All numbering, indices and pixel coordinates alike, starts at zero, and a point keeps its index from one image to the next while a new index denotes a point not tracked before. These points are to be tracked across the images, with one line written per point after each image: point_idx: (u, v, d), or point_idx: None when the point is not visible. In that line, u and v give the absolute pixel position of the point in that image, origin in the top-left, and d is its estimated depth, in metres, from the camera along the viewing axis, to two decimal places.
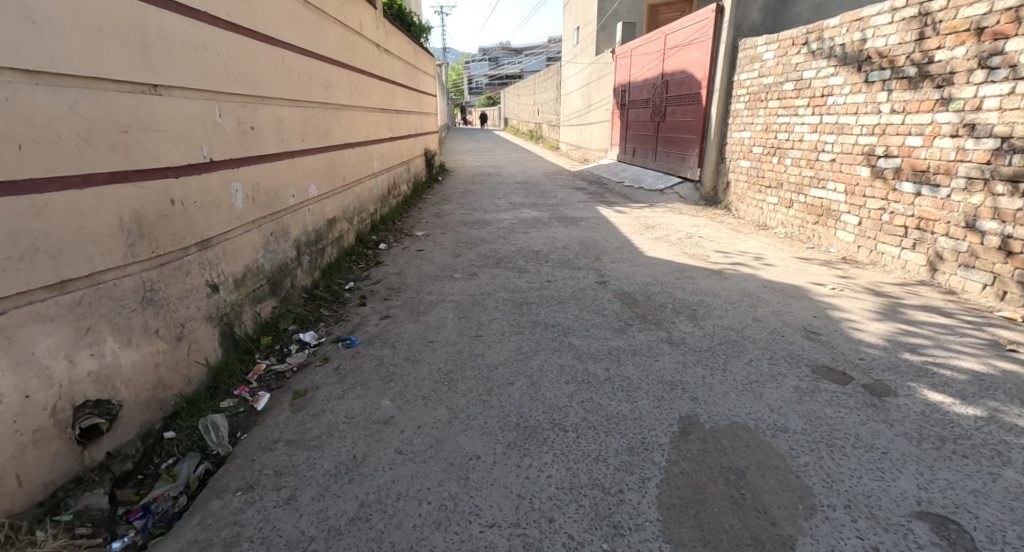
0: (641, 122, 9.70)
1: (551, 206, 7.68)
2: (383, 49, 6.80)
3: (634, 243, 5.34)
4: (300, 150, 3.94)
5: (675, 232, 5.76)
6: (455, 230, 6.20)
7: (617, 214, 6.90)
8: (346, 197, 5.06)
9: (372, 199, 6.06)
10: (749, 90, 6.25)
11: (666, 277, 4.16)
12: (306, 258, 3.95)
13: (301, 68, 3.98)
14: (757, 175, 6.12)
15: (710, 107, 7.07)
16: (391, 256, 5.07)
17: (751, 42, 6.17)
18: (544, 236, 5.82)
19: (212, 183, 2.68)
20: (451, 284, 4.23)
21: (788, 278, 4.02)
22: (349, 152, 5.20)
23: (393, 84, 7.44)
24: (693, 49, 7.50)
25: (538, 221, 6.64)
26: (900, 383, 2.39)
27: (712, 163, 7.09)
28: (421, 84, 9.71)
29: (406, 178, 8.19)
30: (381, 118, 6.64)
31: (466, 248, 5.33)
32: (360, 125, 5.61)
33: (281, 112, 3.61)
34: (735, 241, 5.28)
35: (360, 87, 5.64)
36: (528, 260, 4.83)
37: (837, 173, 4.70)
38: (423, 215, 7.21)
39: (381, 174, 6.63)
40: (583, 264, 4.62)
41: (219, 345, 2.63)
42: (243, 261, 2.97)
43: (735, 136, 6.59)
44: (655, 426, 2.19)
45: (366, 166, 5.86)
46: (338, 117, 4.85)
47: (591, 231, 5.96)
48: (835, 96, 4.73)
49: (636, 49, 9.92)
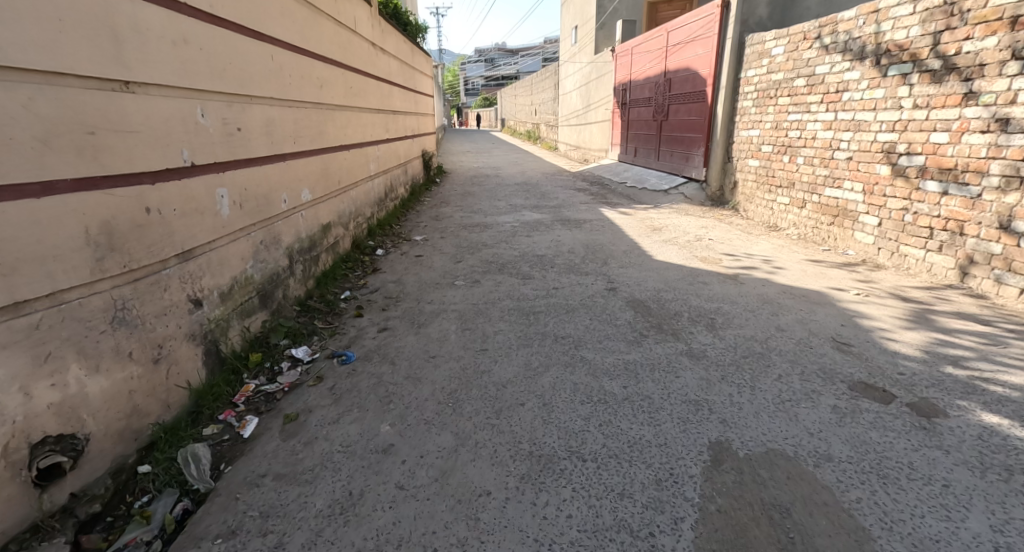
0: (643, 121, 9.50)
1: (553, 208, 7.47)
2: (378, 48, 6.59)
3: (642, 246, 5.13)
4: (292, 153, 3.72)
5: (683, 234, 5.55)
6: (455, 234, 5.99)
7: (621, 215, 6.69)
8: (341, 202, 4.85)
9: (368, 203, 5.84)
10: (757, 87, 6.05)
11: (678, 283, 3.95)
12: (299, 266, 3.73)
13: (292, 66, 3.77)
14: (766, 175, 5.92)
15: (716, 105, 6.87)
16: (389, 262, 4.85)
17: (759, 38, 5.98)
18: (548, 240, 5.62)
19: (195, 189, 2.46)
20: (453, 292, 4.02)
21: (807, 283, 3.81)
22: (343, 154, 4.99)
23: (390, 84, 7.23)
24: (698, 46, 7.30)
25: (541, 224, 6.43)
26: (948, 401, 2.19)
27: (718, 162, 6.90)
28: (417, 84, 9.50)
29: (403, 180, 7.97)
30: (377, 119, 6.43)
31: (467, 253, 5.11)
32: (355, 126, 5.39)
33: (271, 112, 3.39)
34: (747, 243, 5.07)
35: (355, 87, 5.42)
36: (532, 266, 4.62)
37: (854, 172, 4.50)
38: (421, 219, 6.99)
39: (377, 176, 6.43)
40: (591, 270, 4.41)
41: (202, 365, 2.42)
42: (229, 272, 2.76)
43: (743, 134, 6.39)
44: (683, 454, 1.98)
45: (361, 169, 5.65)
46: (332, 118, 4.64)
47: (596, 234, 5.75)
48: (851, 91, 4.53)
49: (637, 46, 9.72)
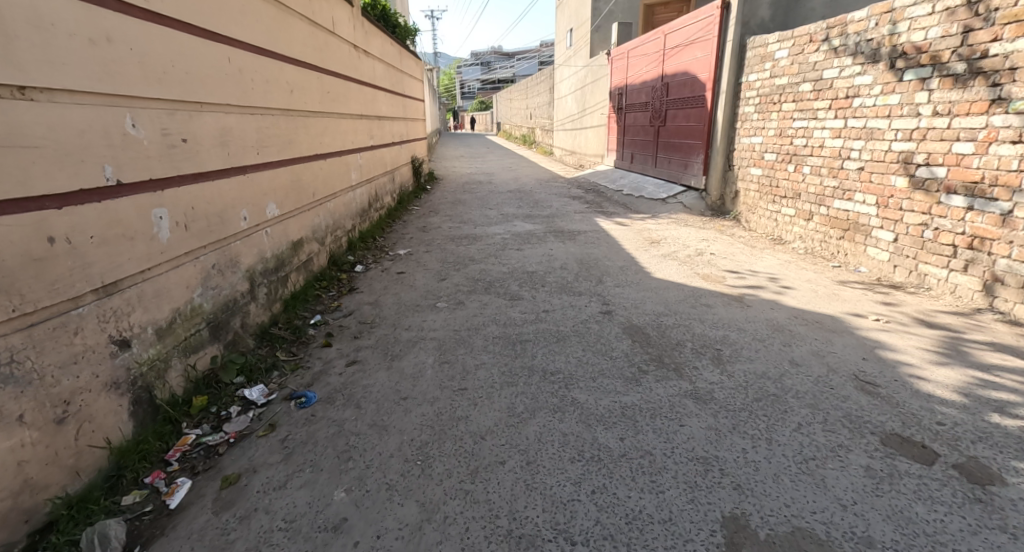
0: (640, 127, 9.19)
1: (546, 218, 7.15)
2: (361, 50, 6.25)
3: (639, 262, 4.81)
4: (254, 165, 3.38)
5: (682, 247, 5.23)
6: (441, 247, 5.65)
7: (617, 226, 6.37)
8: (315, 215, 4.51)
9: (348, 214, 5.50)
10: (759, 91, 5.75)
11: (679, 306, 3.62)
12: (262, 290, 3.39)
13: (256, 69, 3.44)
14: (770, 184, 5.62)
15: (715, 111, 6.57)
16: (367, 280, 4.51)
17: (761, 40, 5.68)
18: (539, 254, 5.28)
19: (120, 211, 2.13)
20: (433, 316, 3.68)
21: (820, 305, 3.49)
22: (319, 163, 4.66)
23: (374, 88, 6.89)
24: (696, 49, 7.00)
25: (533, 236, 6.10)
26: (1002, 463, 1.86)
27: (718, 170, 6.59)
28: (406, 88, 9.18)
29: (389, 189, 7.64)
30: (360, 125, 6.09)
31: (453, 270, 4.78)
32: (333, 134, 5.06)
33: (228, 120, 3.05)
34: (751, 258, 4.75)
35: (333, 91, 5.09)
36: (522, 285, 4.28)
37: (866, 184, 4.19)
38: (407, 230, 6.64)
39: (360, 186, 6.09)
40: (585, 290, 4.07)
41: (129, 418, 2.08)
42: (169, 304, 2.42)
43: (745, 141, 6.09)
44: (692, 538, 1.67)
45: (341, 178, 5.31)
46: (304, 125, 4.30)
47: (590, 247, 5.42)
48: (862, 97, 4.21)
49: (634, 49, 9.42)
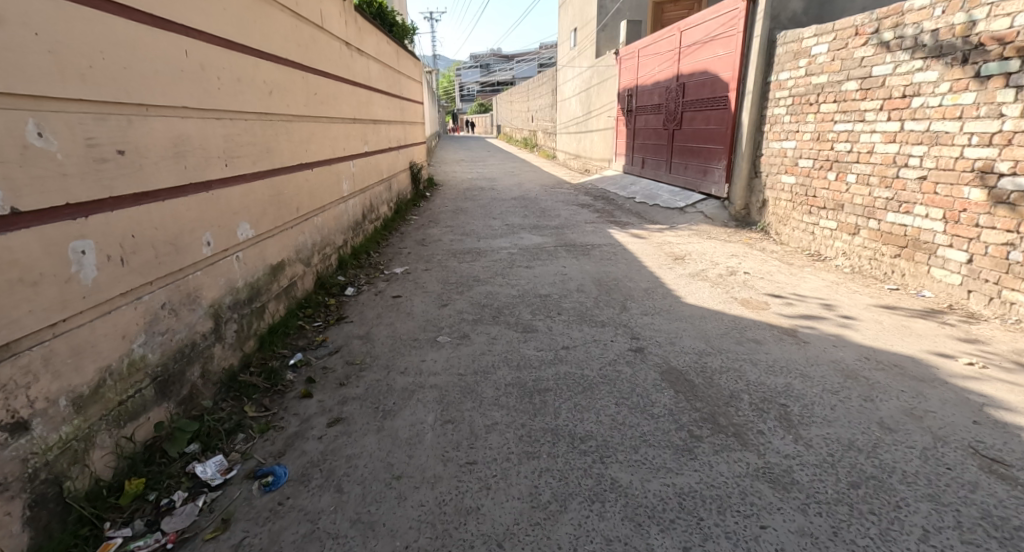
0: (652, 130, 8.66)
1: (555, 229, 6.62)
2: (353, 48, 5.72)
3: (665, 283, 4.28)
4: (220, 179, 2.84)
5: (711, 265, 4.71)
6: (442, 264, 5.12)
7: (634, 239, 5.85)
8: (298, 232, 3.99)
9: (339, 229, 4.98)
10: (792, 91, 5.22)
11: (722, 341, 3.08)
12: (232, 326, 2.86)
13: (225, 66, 2.93)
14: (804, 194, 5.10)
15: (740, 113, 6.06)
16: (359, 307, 3.98)
17: (795, 35, 5.16)
18: (551, 272, 4.75)
19: (15, 249, 1.64)
20: (434, 353, 3.14)
21: (890, 342, 2.96)
22: (304, 174, 4.13)
23: (368, 89, 6.37)
24: (716, 46, 6.49)
25: (542, 250, 5.58)
26: None
27: (743, 178, 6.07)
28: (404, 90, 8.66)
29: (386, 197, 7.12)
30: (352, 129, 5.57)
31: (456, 292, 4.24)
32: (320, 140, 4.54)
33: (187, 126, 2.53)
34: (792, 278, 4.23)
35: (320, 93, 4.55)
36: (535, 312, 3.76)
37: (929, 196, 3.67)
38: (405, 244, 6.12)
39: (353, 197, 5.56)
40: (608, 319, 3.54)
41: (24, 527, 1.60)
42: (96, 362, 1.88)
43: (775, 146, 5.57)
44: None
45: (330, 189, 4.79)
46: (285, 131, 3.76)
47: (607, 264, 4.90)
48: (924, 96, 3.70)
49: (645, 47, 8.90)
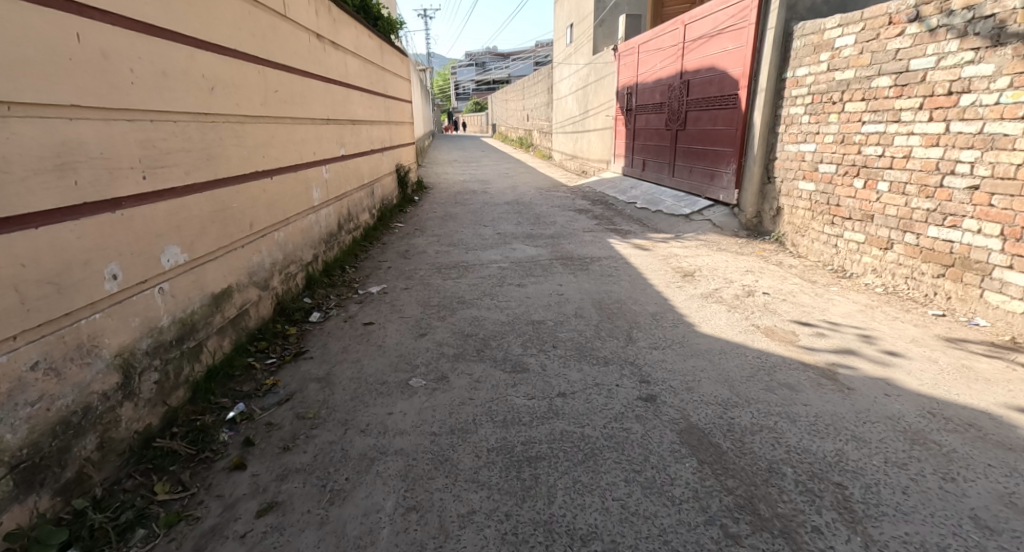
0: (653, 130, 8.15)
1: (550, 238, 6.10)
2: (326, 40, 5.16)
3: (676, 306, 3.77)
4: (134, 195, 2.31)
5: (725, 283, 4.20)
6: (424, 282, 4.59)
7: (637, 251, 5.34)
8: (252, 251, 3.45)
9: (307, 243, 4.44)
10: (811, 89, 4.71)
11: (749, 386, 2.57)
12: (151, 377, 2.33)
13: (142, 55, 2.41)
14: (825, 202, 4.59)
15: (752, 112, 5.55)
16: (323, 338, 3.44)
17: (816, 25, 4.64)
18: (545, 292, 4.24)
19: None
20: (404, 403, 2.62)
21: (957, 388, 2.44)
22: (260, 183, 3.59)
23: (346, 86, 5.83)
24: (725, 40, 5.98)
25: (536, 264, 5.07)
26: None
27: (755, 183, 5.58)
28: (389, 88, 8.12)
29: (367, 204, 6.59)
30: (324, 131, 5.02)
31: (437, 319, 3.72)
32: (282, 143, 4.00)
33: (79, 130, 2.02)
34: (817, 300, 3.73)
35: (282, 90, 4.00)
36: (526, 345, 3.24)
37: (981, 209, 3.20)
38: (386, 256, 5.58)
39: (326, 206, 5.02)
40: (611, 356, 3.03)
41: None
42: None
43: (791, 148, 5.06)
44: None
45: (296, 199, 4.25)
46: (232, 134, 3.22)
47: (608, 282, 4.39)
48: (977, 93, 3.22)
49: (646, 42, 8.36)
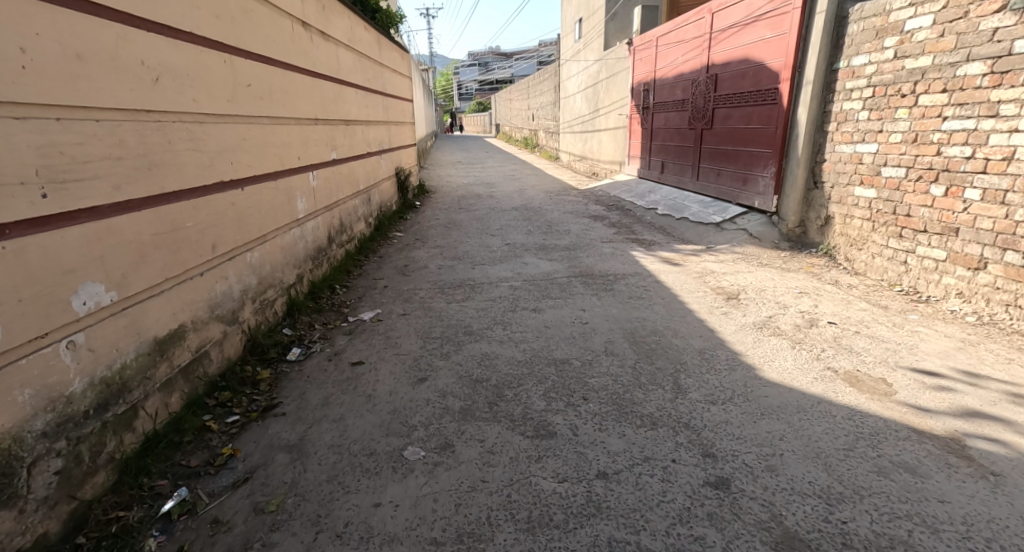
0: (673, 130, 7.52)
1: (565, 251, 5.48)
2: (313, 29, 4.55)
3: (727, 341, 3.14)
4: (24, 225, 1.73)
5: (779, 309, 3.57)
6: (426, 306, 3.98)
7: (667, 266, 4.72)
8: (216, 279, 2.83)
9: (288, 263, 3.82)
10: (874, 79, 4.06)
11: (850, 468, 1.96)
12: (50, 467, 1.72)
13: (42, 32, 1.81)
14: (891, 212, 3.96)
15: (795, 108, 4.92)
16: (302, 385, 2.83)
17: (880, 5, 3.99)
18: (566, 320, 3.61)
19: None
20: (397, 489, 2.01)
21: None
22: (225, 195, 2.98)
23: (337, 82, 5.22)
24: (762, 27, 5.35)
25: (553, 283, 4.45)
26: None
27: (798, 189, 4.94)
28: (387, 85, 7.50)
29: (362, 213, 5.97)
30: (311, 133, 4.42)
31: (440, 358, 3.10)
32: (255, 147, 3.38)
33: None
34: (898, 333, 3.10)
35: (255, 83, 3.39)
36: (549, 397, 2.62)
37: None
38: (382, 273, 4.97)
39: (313, 217, 4.41)
40: (659, 415, 2.41)
41: None
42: None
43: (845, 149, 4.42)
44: None
45: (275, 211, 3.64)
46: (187, 134, 2.60)
47: (639, 307, 3.76)
48: None
49: (665, 34, 7.72)
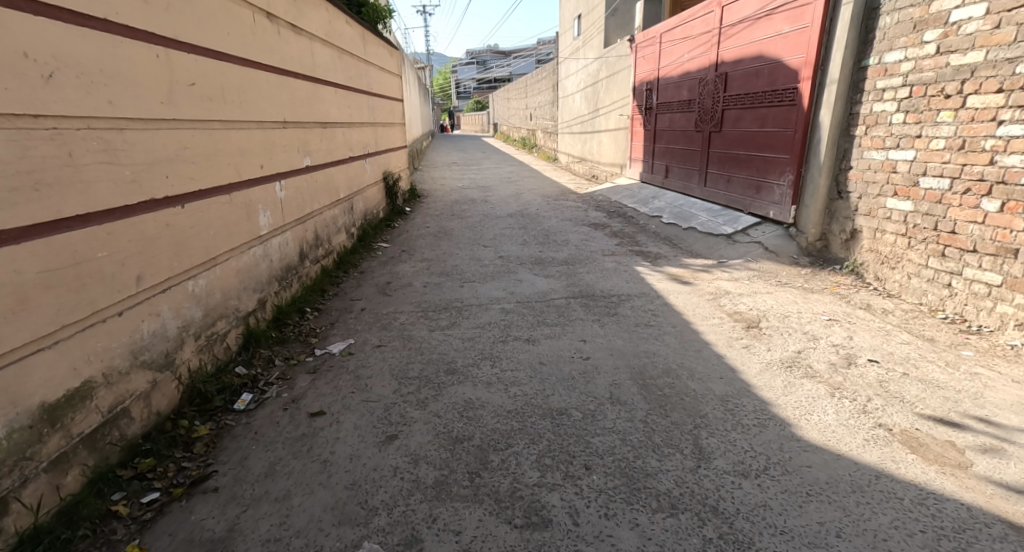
0: (678, 132, 7.05)
1: (563, 265, 5.01)
2: (281, 22, 4.07)
3: (751, 384, 2.67)
4: None
5: (808, 342, 3.10)
6: (406, 336, 3.49)
7: (676, 285, 4.25)
8: (143, 317, 2.37)
9: (247, 287, 3.34)
10: (910, 78, 3.61)
11: None
12: None
13: None
14: (931, 229, 3.50)
15: (817, 110, 4.46)
16: (246, 444, 2.36)
17: None
18: (564, 354, 3.13)
19: None
20: None
21: None
22: (157, 215, 2.50)
23: (312, 81, 4.74)
24: (779, 21, 4.88)
25: (549, 305, 3.97)
26: None
27: (820, 199, 4.48)
28: (373, 83, 7.01)
29: (343, 223, 5.49)
30: (279, 137, 3.93)
31: (415, 407, 2.62)
32: (203, 156, 2.91)
33: None
34: (957, 376, 2.62)
35: (202, 82, 2.91)
36: (543, 466, 2.16)
37: None
38: (361, 292, 4.49)
39: (281, 232, 3.93)
40: (678, 494, 1.95)
41: None
42: None
43: (874, 156, 3.96)
44: None
45: (230, 230, 3.16)
46: (101, 145, 2.15)
47: (647, 337, 3.29)
48: None
49: (670, 30, 7.23)
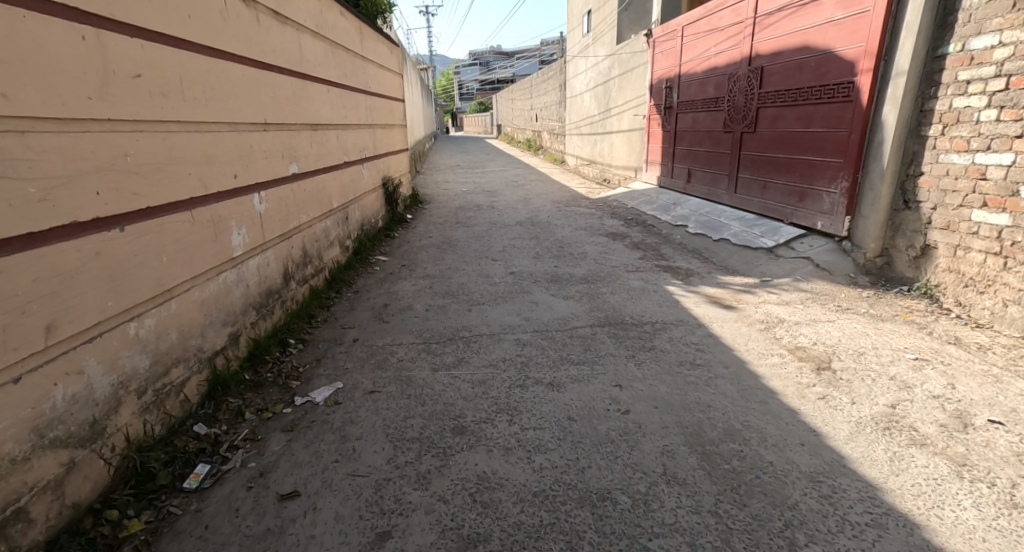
0: (703, 133, 6.46)
1: (584, 284, 4.42)
2: (261, 7, 3.51)
3: (846, 457, 2.08)
4: None
5: (901, 391, 2.51)
6: (405, 378, 2.91)
7: (718, 311, 3.65)
8: (61, 376, 1.82)
9: (214, 322, 2.77)
10: (1006, 67, 3.03)
11: None
12: None
13: None
14: None
15: (879, 106, 3.86)
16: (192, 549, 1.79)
17: None
18: (598, 406, 2.55)
19: None
20: None
21: None
22: (83, 242, 1.94)
23: (299, 76, 4.17)
24: (830, 6, 4.29)
25: (572, 336, 3.38)
26: None
27: (883, 209, 3.88)
28: (371, 81, 6.43)
29: (335, 236, 4.91)
30: (258, 140, 3.37)
31: (416, 487, 2.04)
32: (156, 165, 2.35)
33: None
34: None
35: (152, 72, 2.36)
36: None
37: None
38: (354, 317, 3.91)
39: (260, 252, 3.35)
40: None
41: None
42: None
43: (954, 160, 3.37)
44: None
45: (191, 253, 2.59)
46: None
47: (697, 383, 2.70)
48: None
49: (693, 22, 6.65)
